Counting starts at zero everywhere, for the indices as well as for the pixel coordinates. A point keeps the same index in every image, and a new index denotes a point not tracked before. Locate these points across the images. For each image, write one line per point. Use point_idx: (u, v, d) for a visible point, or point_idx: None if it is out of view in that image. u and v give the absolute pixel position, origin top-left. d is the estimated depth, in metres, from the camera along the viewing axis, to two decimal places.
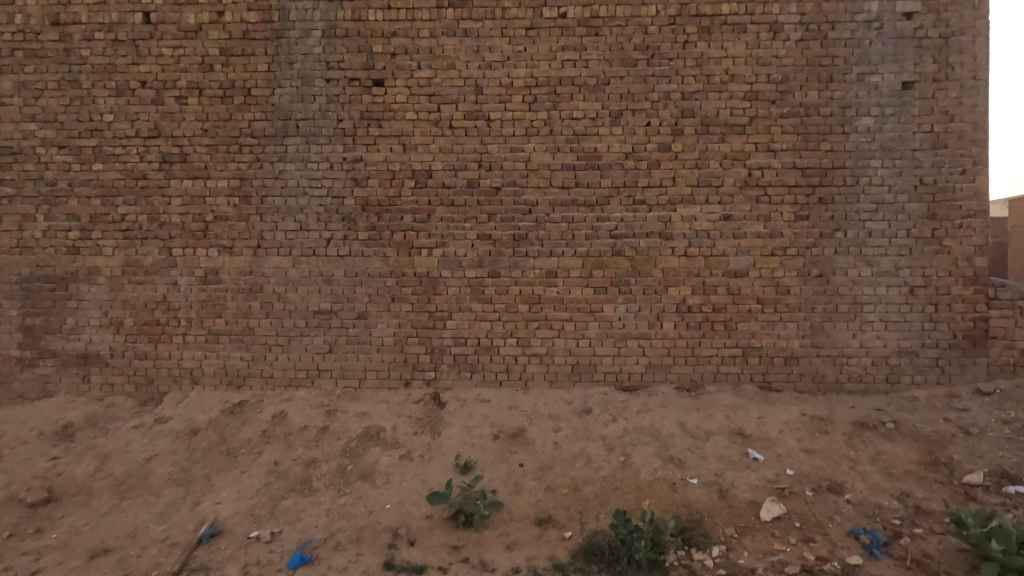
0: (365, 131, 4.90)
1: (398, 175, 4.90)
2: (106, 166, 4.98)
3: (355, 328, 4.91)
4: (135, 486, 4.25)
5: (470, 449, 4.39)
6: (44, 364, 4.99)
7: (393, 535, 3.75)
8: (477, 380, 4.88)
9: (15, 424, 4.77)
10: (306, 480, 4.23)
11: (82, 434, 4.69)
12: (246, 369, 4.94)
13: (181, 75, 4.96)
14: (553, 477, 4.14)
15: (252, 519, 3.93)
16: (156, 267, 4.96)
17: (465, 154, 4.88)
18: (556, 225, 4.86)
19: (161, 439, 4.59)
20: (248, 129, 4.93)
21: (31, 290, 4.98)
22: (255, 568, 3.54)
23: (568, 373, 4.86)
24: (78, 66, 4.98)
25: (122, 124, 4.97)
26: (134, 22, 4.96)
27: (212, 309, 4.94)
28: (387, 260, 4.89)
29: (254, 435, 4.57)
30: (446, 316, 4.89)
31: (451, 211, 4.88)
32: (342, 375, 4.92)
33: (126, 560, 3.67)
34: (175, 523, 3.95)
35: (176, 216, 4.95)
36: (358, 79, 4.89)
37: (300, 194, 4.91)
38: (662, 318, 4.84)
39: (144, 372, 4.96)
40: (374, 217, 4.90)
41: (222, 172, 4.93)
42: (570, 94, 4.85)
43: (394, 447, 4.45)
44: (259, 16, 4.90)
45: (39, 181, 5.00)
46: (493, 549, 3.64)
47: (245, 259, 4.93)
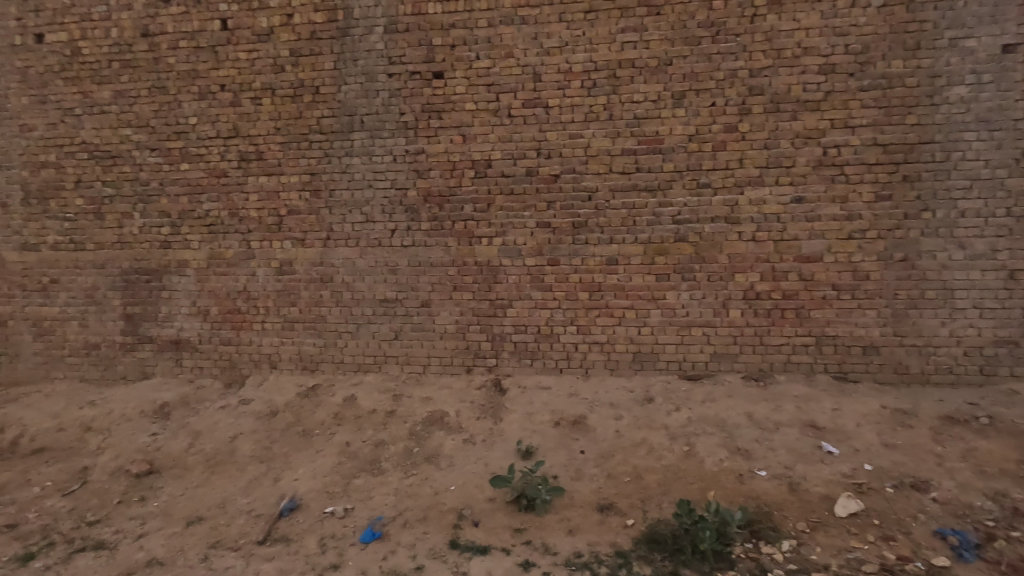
0: (426, 124, 5.01)
1: (458, 166, 4.98)
2: (191, 166, 5.36)
3: (419, 316, 5.07)
4: (223, 462, 4.56)
5: (532, 435, 4.43)
6: (143, 349, 5.48)
7: (457, 516, 3.80)
8: (538, 367, 4.93)
9: (120, 403, 5.23)
10: (374, 460, 4.40)
11: (176, 413, 5.08)
12: (319, 355, 5.22)
13: (255, 77, 5.24)
14: (614, 465, 4.11)
15: (328, 496, 4.11)
16: (236, 260, 5.30)
17: (524, 143, 4.89)
18: (616, 212, 4.80)
19: (244, 419, 4.93)
20: (317, 126, 5.16)
21: (131, 282, 5.46)
22: (331, 540, 3.70)
23: (630, 361, 4.82)
24: (165, 74, 5.38)
25: (204, 126, 5.33)
26: (213, 29, 5.29)
27: (287, 298, 5.24)
28: (448, 250, 5.00)
29: (327, 417, 4.84)
30: (506, 304, 4.95)
31: (510, 200, 4.92)
32: (407, 361, 5.10)
33: (217, 528, 3.90)
34: (258, 496, 4.18)
35: (253, 210, 5.27)
36: (418, 72, 5.00)
37: (365, 187, 5.10)
38: (728, 305, 4.69)
39: (228, 356, 5.35)
40: (436, 207, 5.01)
41: (294, 168, 5.19)
42: (630, 77, 4.75)
43: (457, 431, 4.56)
44: (325, 16, 5.10)
45: (135, 181, 5.45)
46: (555, 533, 3.60)
47: (316, 250, 5.18)
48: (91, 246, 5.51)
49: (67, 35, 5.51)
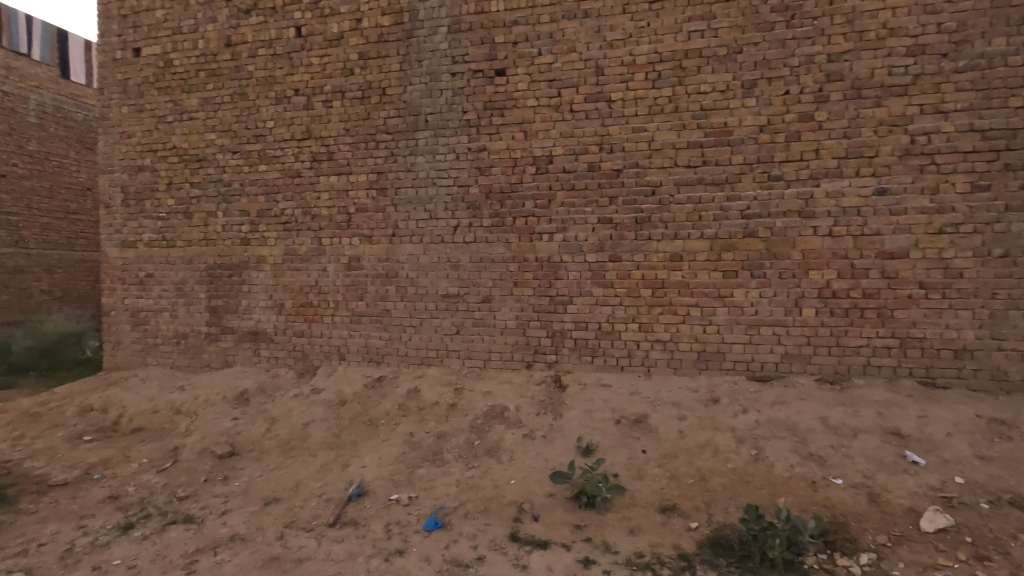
0: (488, 122, 5.07)
1: (520, 162, 5.00)
2: (268, 167, 5.67)
3: (480, 311, 5.14)
4: (296, 447, 4.78)
5: (592, 433, 4.37)
6: (226, 339, 5.86)
7: (518, 510, 3.78)
8: (598, 365, 4.89)
9: (206, 389, 5.62)
10: (437, 451, 4.48)
11: (255, 399, 5.42)
12: (385, 348, 5.41)
13: (327, 80, 5.49)
14: (677, 466, 3.98)
15: (393, 483, 4.19)
16: (309, 256, 5.57)
17: (586, 137, 4.85)
18: (681, 207, 4.67)
19: (315, 407, 5.16)
20: (383, 126, 5.33)
21: (215, 276, 5.86)
22: (396, 526, 3.72)
23: (694, 361, 4.69)
24: (246, 81, 5.72)
25: (280, 129, 5.63)
26: (289, 37, 5.59)
27: (355, 292, 5.45)
28: (509, 246, 5.04)
29: (392, 408, 4.99)
30: (567, 300, 4.93)
31: (571, 195, 4.89)
32: (468, 356, 5.19)
33: (292, 509, 4.01)
34: (328, 481, 4.32)
35: (324, 209, 5.52)
36: (481, 70, 5.07)
37: (429, 185, 5.22)
38: (800, 304, 4.46)
39: (301, 347, 5.64)
40: (497, 204, 5.06)
41: (362, 168, 5.39)
42: (697, 67, 4.61)
43: (517, 426, 4.58)
44: (392, 19, 5.28)
45: (218, 182, 5.83)
46: (615, 532, 3.51)
47: (382, 247, 5.37)
48: (181, 243, 5.96)
49: (160, 48, 5.98)
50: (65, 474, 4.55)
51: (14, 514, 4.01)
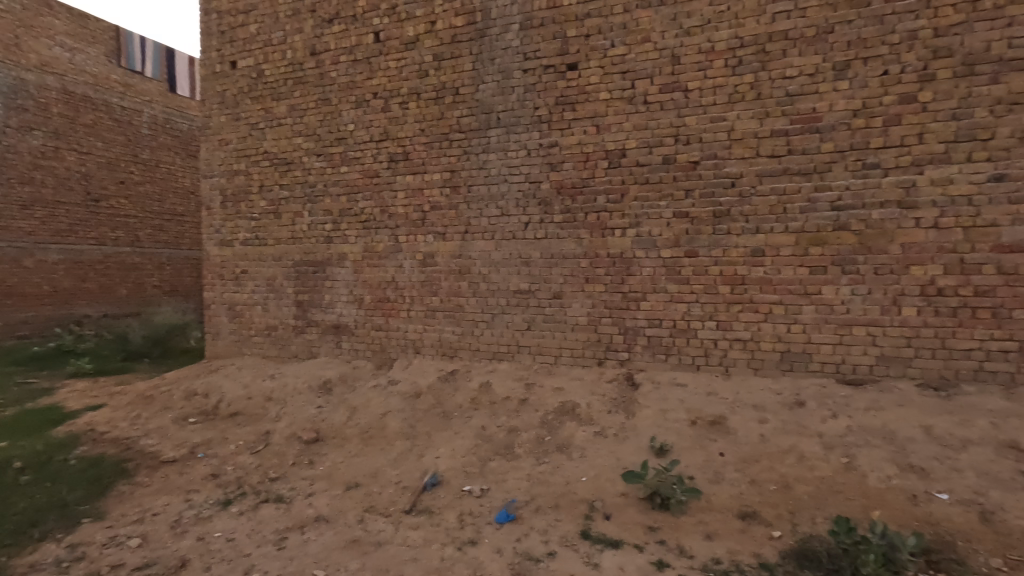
0: (560, 117, 5.04)
1: (592, 157, 4.94)
2: (349, 168, 5.95)
3: (551, 307, 5.14)
4: (375, 435, 4.99)
5: (666, 433, 4.24)
6: (311, 332, 6.22)
7: (589, 507, 3.75)
8: (673, 363, 4.75)
9: (293, 378, 5.99)
10: (508, 445, 4.52)
11: (337, 389, 5.71)
12: (458, 342, 5.54)
13: (403, 83, 5.68)
14: (758, 471, 3.78)
15: (465, 475, 4.28)
16: (387, 253, 5.79)
17: (661, 129, 4.71)
18: (764, 199, 4.43)
19: (392, 398, 5.36)
20: (457, 125, 5.44)
21: (302, 272, 6.23)
22: (469, 517, 3.79)
23: (777, 361, 4.45)
24: (329, 87, 6.03)
25: (360, 131, 5.89)
26: (368, 43, 5.84)
27: (430, 288, 5.62)
28: (581, 242, 5.00)
29: (464, 401, 5.09)
30: (640, 296, 4.83)
31: (645, 189, 4.78)
32: (539, 351, 5.21)
33: (372, 494, 4.19)
34: (405, 469, 4.47)
35: (401, 207, 5.72)
36: (553, 65, 5.05)
37: (501, 181, 5.27)
38: (899, 302, 4.12)
39: (380, 340, 5.88)
40: (569, 199, 5.02)
41: (436, 166, 5.54)
42: (782, 51, 4.37)
43: (589, 423, 4.53)
44: (465, 19, 5.38)
45: (305, 184, 6.19)
46: (691, 536, 3.39)
47: (455, 244, 5.49)
48: (272, 242, 6.38)
49: (253, 60, 6.42)
50: (174, 451, 5.01)
51: (133, 486, 4.45)
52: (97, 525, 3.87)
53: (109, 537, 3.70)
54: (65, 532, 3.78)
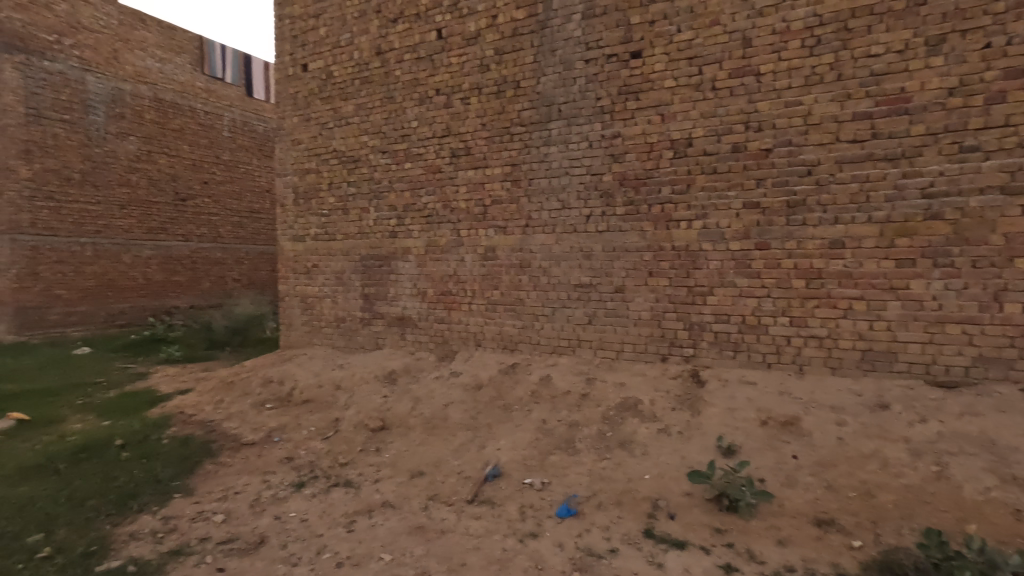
0: (623, 107, 4.93)
1: (656, 147, 4.80)
2: (413, 164, 6.08)
3: (613, 301, 5.06)
4: (438, 425, 5.09)
5: (734, 433, 4.08)
6: (377, 324, 6.44)
7: (652, 506, 3.66)
8: (741, 360, 4.56)
9: (361, 368, 6.21)
10: (569, 440, 4.49)
11: (402, 379, 5.87)
12: (519, 336, 5.56)
13: (465, 78, 5.74)
14: (836, 476, 3.56)
15: (526, 467, 4.29)
16: (449, 247, 5.89)
17: (730, 116, 4.51)
18: (844, 187, 4.16)
19: (455, 389, 5.45)
20: (518, 118, 5.44)
21: (368, 266, 6.45)
22: (530, 510, 3.80)
23: (857, 360, 4.17)
24: (394, 85, 6.19)
25: (423, 128, 6.00)
26: (431, 40, 5.94)
27: (491, 282, 5.66)
28: (644, 235, 4.88)
29: (525, 394, 5.10)
30: (706, 291, 4.66)
31: (712, 179, 4.59)
32: (601, 346, 5.14)
33: (435, 483, 4.29)
34: (467, 460, 4.54)
35: (462, 202, 5.79)
36: (616, 54, 4.95)
37: (562, 174, 5.23)
38: (1001, 298, 3.77)
39: (442, 333, 6.00)
40: (632, 191, 4.91)
41: (497, 160, 5.56)
42: (867, 27, 4.07)
43: (652, 420, 4.42)
44: (526, 12, 5.36)
45: (371, 181, 6.39)
46: (762, 541, 3.25)
47: (516, 237, 5.50)
48: (341, 237, 6.64)
49: (323, 62, 6.68)
50: (253, 435, 5.33)
51: (217, 465, 4.79)
52: (187, 500, 4.19)
53: (197, 512, 3.99)
54: (159, 504, 4.11)
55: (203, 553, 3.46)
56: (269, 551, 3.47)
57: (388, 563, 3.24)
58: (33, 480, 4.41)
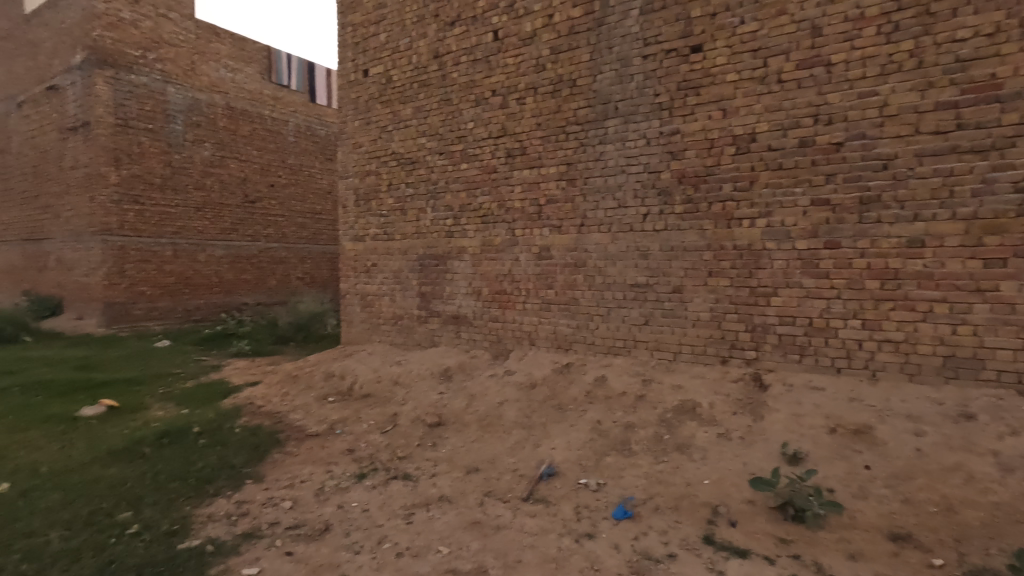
0: (682, 103, 4.82)
1: (717, 143, 4.66)
2: (469, 165, 6.17)
3: (670, 302, 4.95)
4: (492, 423, 5.14)
5: (800, 440, 3.91)
6: (433, 322, 6.58)
7: (712, 512, 3.57)
8: (807, 365, 4.37)
9: (417, 364, 6.36)
10: (625, 441, 4.43)
11: (457, 376, 5.96)
12: (573, 336, 5.54)
13: (521, 78, 5.77)
14: (914, 489, 3.35)
15: (581, 468, 4.27)
16: (504, 246, 5.94)
17: (798, 109, 4.33)
18: (924, 182, 3.90)
19: (509, 387, 5.48)
20: (573, 117, 5.42)
21: (425, 265, 6.60)
22: (585, 510, 3.79)
23: (937, 367, 3.91)
24: (451, 87, 6.30)
25: (479, 129, 6.08)
26: (487, 41, 6.00)
27: (545, 281, 5.67)
28: (704, 234, 4.75)
29: (579, 394, 5.08)
30: (770, 292, 4.49)
31: (778, 175, 4.42)
32: (657, 347, 5.05)
33: (490, 479, 4.34)
34: (522, 458, 4.57)
35: (517, 201, 5.82)
36: (675, 49, 4.84)
37: (618, 172, 5.16)
38: None
39: (496, 331, 6.06)
40: (691, 188, 4.79)
41: (552, 160, 5.56)
42: (951, 11, 3.82)
43: (711, 424, 4.30)
44: (583, 10, 5.34)
45: (428, 181, 6.53)
46: (831, 554, 3.10)
47: (571, 237, 5.48)
48: (399, 237, 6.82)
49: (383, 67, 6.88)
50: (316, 426, 5.56)
51: (285, 454, 5.03)
52: (257, 486, 4.43)
53: (267, 498, 4.21)
54: (233, 489, 4.37)
55: (273, 536, 3.65)
56: (333, 538, 3.61)
57: (446, 555, 3.32)
58: (123, 462, 4.79)
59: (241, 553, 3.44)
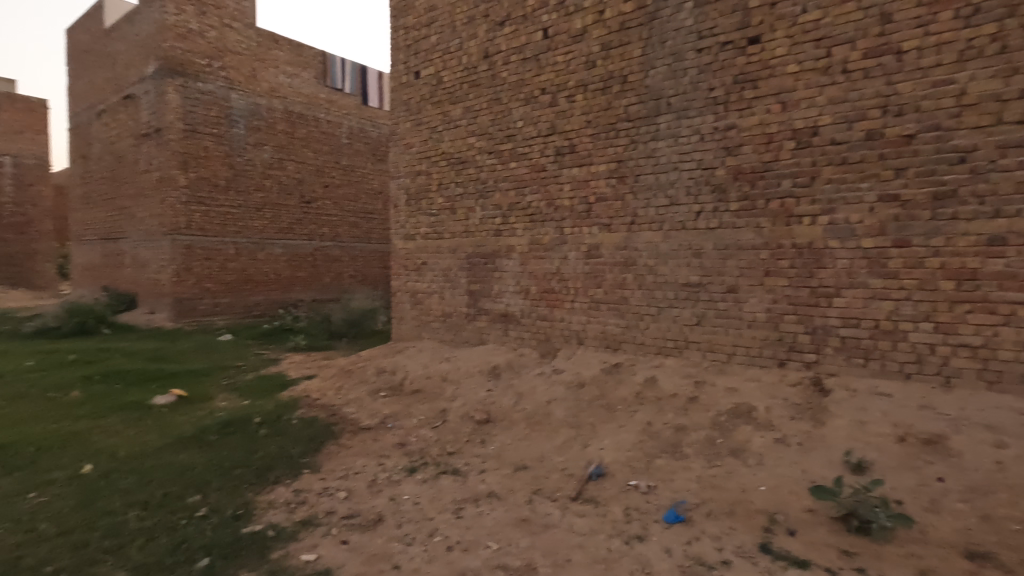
0: (739, 96, 4.67)
1: (776, 137, 4.49)
2: (518, 164, 6.19)
3: (724, 302, 4.81)
4: (540, 421, 5.15)
5: (864, 448, 3.72)
6: (481, 320, 6.64)
7: (768, 520, 3.44)
8: (873, 370, 4.16)
9: (466, 361, 6.44)
10: (676, 444, 4.34)
11: (505, 374, 6.00)
12: (623, 335, 5.47)
13: (571, 76, 5.73)
14: (994, 505, 3.12)
15: (631, 469, 4.22)
16: (553, 244, 5.93)
17: (864, 100, 4.12)
18: (1007, 176, 3.64)
19: (557, 386, 5.46)
20: (624, 113, 5.34)
21: (474, 264, 6.67)
22: (635, 512, 3.73)
23: (1021, 374, 3.64)
24: (500, 87, 6.33)
25: (528, 128, 6.09)
26: (537, 40, 6.00)
27: (594, 280, 5.62)
28: (761, 232, 4.59)
29: (629, 395, 5.01)
30: (832, 292, 4.29)
31: (842, 170, 4.22)
32: (710, 348, 4.92)
33: (539, 477, 4.34)
34: (570, 457, 4.55)
35: (567, 200, 5.80)
36: (732, 41, 4.70)
37: (670, 169, 5.06)
38: None
39: (544, 330, 6.06)
40: (748, 185, 4.64)
41: (602, 157, 5.51)
42: None
43: (768, 428, 4.15)
44: (635, 5, 5.25)
45: (477, 180, 6.59)
46: (900, 569, 2.92)
47: (621, 235, 5.41)
48: (449, 236, 6.92)
49: (434, 68, 6.99)
50: (369, 420, 5.73)
51: (339, 446, 5.20)
52: (314, 476, 4.60)
53: (324, 487, 4.37)
54: (292, 478, 4.56)
55: (329, 525, 3.78)
56: (386, 529, 3.71)
57: (495, 551, 3.34)
58: (191, 448, 5.07)
59: (300, 540, 3.58)
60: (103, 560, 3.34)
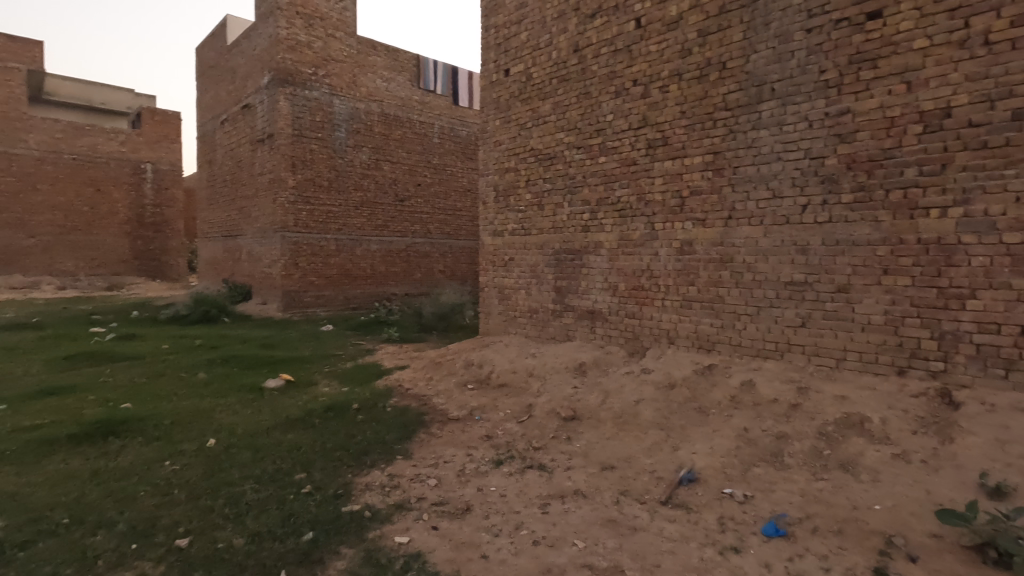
0: (855, 78, 4.27)
1: (899, 121, 4.07)
2: (607, 158, 6.08)
3: (834, 302, 4.44)
4: (628, 421, 5.03)
5: (1004, 470, 3.28)
6: (568, 316, 6.61)
7: (885, 542, 3.12)
8: (1015, 382, 3.66)
9: (552, 357, 6.44)
10: (776, 453, 4.06)
11: (591, 371, 5.92)
12: (717, 335, 5.21)
13: (665, 65, 5.53)
14: None
15: (726, 476, 4.01)
16: (643, 240, 5.77)
17: (1010, 76, 3.62)
18: None
19: (645, 386, 5.31)
20: (722, 102, 5.07)
21: (561, 260, 6.64)
22: (731, 522, 3.54)
23: None
24: (590, 80, 6.24)
25: (618, 121, 5.96)
26: (629, 30, 5.85)
27: (687, 277, 5.40)
28: (879, 226, 4.18)
29: (723, 398, 4.76)
30: (966, 293, 3.83)
31: (980, 156, 3.74)
32: (816, 352, 4.56)
33: (626, 478, 4.25)
34: (659, 460, 4.41)
35: (658, 194, 5.61)
36: (847, 18, 4.31)
37: (773, 160, 4.73)
38: None
39: (633, 328, 5.92)
40: (864, 174, 4.24)
41: (697, 149, 5.27)
42: None
43: (884, 442, 3.77)
44: None
45: (565, 176, 6.56)
46: None
47: (716, 230, 5.15)
48: (536, 231, 6.94)
49: (524, 65, 7.03)
50: (458, 411, 5.89)
51: (429, 435, 5.39)
52: (407, 462, 4.80)
53: (415, 474, 4.55)
54: (386, 462, 4.79)
55: (421, 510, 3.93)
56: (474, 518, 3.79)
57: (582, 550, 3.31)
58: (298, 429, 5.48)
59: (394, 522, 3.75)
60: (224, 526, 3.70)
